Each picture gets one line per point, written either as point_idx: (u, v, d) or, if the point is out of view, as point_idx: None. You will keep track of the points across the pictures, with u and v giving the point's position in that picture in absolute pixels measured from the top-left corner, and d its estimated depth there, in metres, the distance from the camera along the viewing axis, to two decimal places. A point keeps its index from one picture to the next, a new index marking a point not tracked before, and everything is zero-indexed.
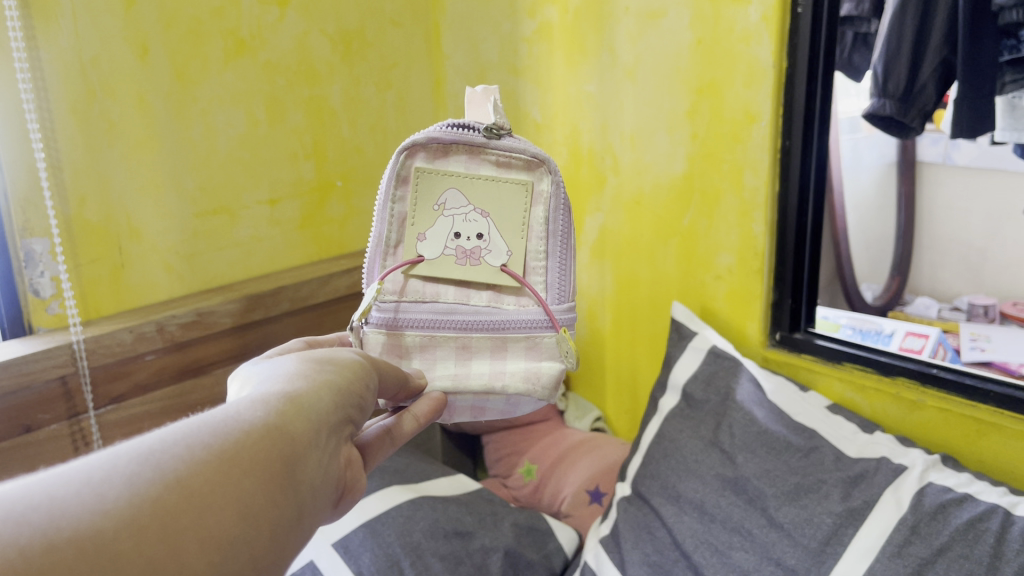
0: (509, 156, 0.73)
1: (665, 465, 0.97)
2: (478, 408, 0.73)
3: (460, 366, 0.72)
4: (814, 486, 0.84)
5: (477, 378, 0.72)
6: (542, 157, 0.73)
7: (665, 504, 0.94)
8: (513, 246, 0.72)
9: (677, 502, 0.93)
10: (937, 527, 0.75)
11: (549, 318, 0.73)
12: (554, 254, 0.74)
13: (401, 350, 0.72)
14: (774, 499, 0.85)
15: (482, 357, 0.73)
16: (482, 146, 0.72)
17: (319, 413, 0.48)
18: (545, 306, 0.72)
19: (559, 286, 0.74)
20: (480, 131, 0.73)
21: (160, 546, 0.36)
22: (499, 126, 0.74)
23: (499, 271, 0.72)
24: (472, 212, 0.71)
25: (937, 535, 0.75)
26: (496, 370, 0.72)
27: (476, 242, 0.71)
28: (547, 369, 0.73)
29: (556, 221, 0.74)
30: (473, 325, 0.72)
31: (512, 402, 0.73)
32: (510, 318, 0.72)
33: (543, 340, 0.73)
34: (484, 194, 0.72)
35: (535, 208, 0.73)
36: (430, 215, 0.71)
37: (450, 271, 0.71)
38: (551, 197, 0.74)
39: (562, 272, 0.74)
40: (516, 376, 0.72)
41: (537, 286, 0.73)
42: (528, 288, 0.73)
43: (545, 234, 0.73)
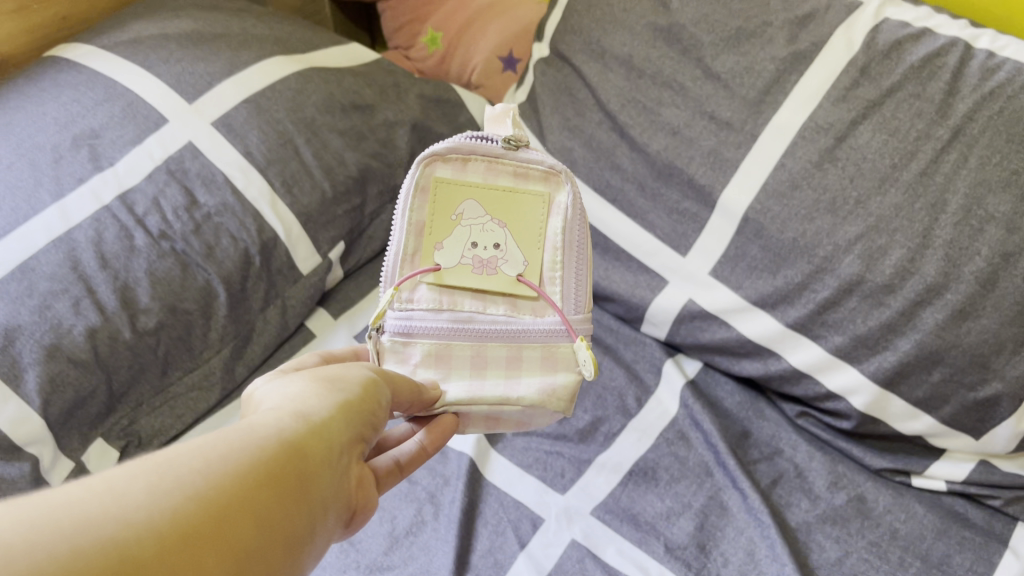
0: (527, 166, 0.60)
1: (589, 17, 0.84)
2: (493, 419, 0.59)
3: (474, 376, 0.58)
4: (758, 30, 0.73)
5: (491, 389, 0.57)
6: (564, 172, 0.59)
7: (588, 63, 0.83)
8: (530, 258, 0.59)
9: (602, 60, 0.82)
10: (889, 66, 0.68)
11: (564, 327, 0.59)
12: (572, 264, 0.60)
13: (409, 358, 0.59)
14: (711, 49, 0.75)
15: (498, 370, 0.59)
16: (500, 156, 0.59)
17: (336, 432, 0.43)
18: (562, 317, 0.59)
19: (577, 294, 0.59)
20: (499, 141, 0.59)
21: (187, 561, 0.32)
22: (518, 135, 0.60)
23: (518, 282, 0.58)
24: (489, 223, 0.58)
25: (887, 76, 0.68)
26: (511, 381, 0.58)
27: (493, 251, 0.58)
28: (562, 381, 0.58)
29: (575, 232, 0.60)
30: (492, 336, 0.58)
31: (527, 413, 0.58)
32: (525, 329, 0.59)
33: (558, 351, 0.59)
34: (504, 203, 0.59)
35: (556, 221, 0.60)
36: (447, 225, 0.59)
37: (465, 280, 0.58)
38: (571, 209, 0.60)
39: (580, 278, 0.60)
40: (531, 389, 0.58)
41: (554, 296, 0.59)
42: (543, 298, 0.59)
43: (562, 246, 0.59)
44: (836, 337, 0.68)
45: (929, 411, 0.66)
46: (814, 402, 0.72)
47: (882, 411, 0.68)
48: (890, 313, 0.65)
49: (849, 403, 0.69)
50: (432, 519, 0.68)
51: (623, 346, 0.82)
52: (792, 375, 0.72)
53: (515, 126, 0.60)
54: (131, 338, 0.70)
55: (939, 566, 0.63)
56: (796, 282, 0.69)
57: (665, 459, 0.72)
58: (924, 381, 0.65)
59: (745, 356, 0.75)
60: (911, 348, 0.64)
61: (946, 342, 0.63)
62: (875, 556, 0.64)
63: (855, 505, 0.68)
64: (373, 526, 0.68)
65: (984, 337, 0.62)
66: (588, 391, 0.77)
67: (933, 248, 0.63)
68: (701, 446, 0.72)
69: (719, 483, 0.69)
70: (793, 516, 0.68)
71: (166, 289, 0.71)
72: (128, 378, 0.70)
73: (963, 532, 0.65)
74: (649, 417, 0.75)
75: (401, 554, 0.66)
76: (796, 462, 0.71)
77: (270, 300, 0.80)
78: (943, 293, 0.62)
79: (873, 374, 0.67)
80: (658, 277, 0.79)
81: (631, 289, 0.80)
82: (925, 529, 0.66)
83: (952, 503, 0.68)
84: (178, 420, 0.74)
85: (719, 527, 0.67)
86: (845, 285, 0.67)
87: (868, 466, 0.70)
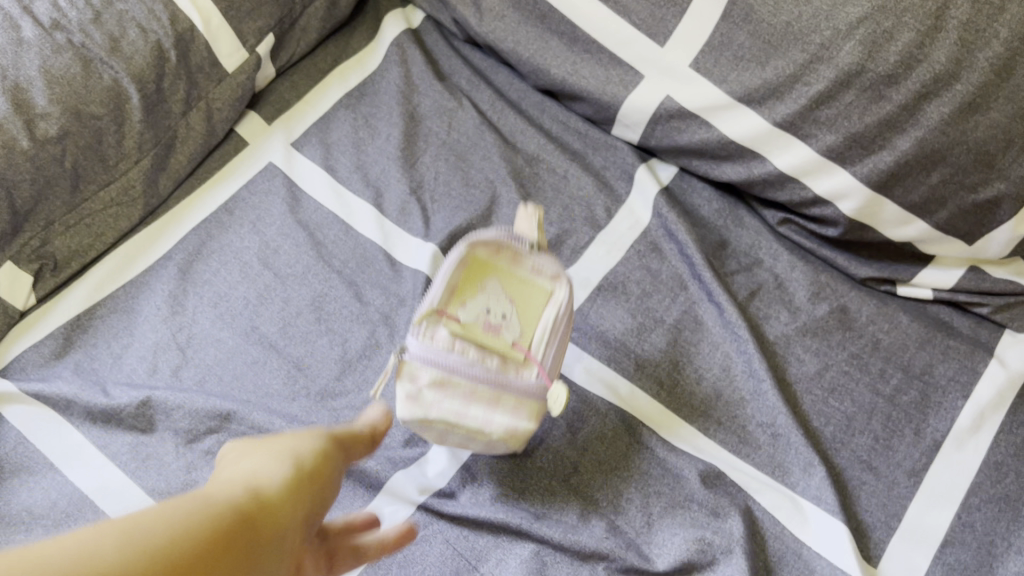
0: (539, 261, 0.60)
1: None
2: (462, 445, 0.56)
3: (459, 403, 0.54)
4: None
5: (469, 417, 0.54)
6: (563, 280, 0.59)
7: None
8: (526, 331, 0.59)
9: None
10: None
11: (543, 389, 0.55)
12: (554, 344, 0.57)
13: (417, 377, 0.55)
14: None
15: (480, 399, 0.54)
16: (528, 255, 0.59)
17: (275, 505, 0.39)
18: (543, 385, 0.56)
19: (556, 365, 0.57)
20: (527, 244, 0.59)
21: None
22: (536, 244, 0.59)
23: (512, 348, 0.58)
24: (500, 312, 0.59)
25: None
26: (484, 419, 0.54)
27: (501, 320, 0.59)
28: (526, 423, 0.55)
29: (561, 326, 0.58)
30: (483, 378, 0.54)
31: (491, 449, 0.56)
32: (509, 386, 0.54)
33: (534, 403, 0.55)
34: (518, 293, 0.60)
35: (549, 315, 0.59)
36: (475, 292, 0.59)
37: (473, 336, 0.58)
38: (567, 308, 0.59)
39: (560, 350, 0.58)
40: (505, 424, 0.54)
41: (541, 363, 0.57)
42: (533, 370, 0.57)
43: (549, 339, 0.57)
44: (828, 137, 0.61)
45: (923, 217, 0.61)
46: (799, 208, 0.66)
47: (872, 217, 0.62)
48: (890, 108, 0.57)
49: (837, 209, 0.63)
50: (386, 343, 0.62)
51: (591, 151, 0.74)
52: (778, 180, 0.65)
53: (539, 231, 0.60)
54: (30, 147, 0.60)
55: (921, 376, 0.61)
56: (788, 74, 0.61)
57: (635, 273, 0.66)
58: (922, 184, 0.59)
59: (726, 159, 0.67)
60: (911, 146, 0.58)
61: (951, 139, 0.57)
62: (855, 368, 0.61)
63: (837, 316, 0.63)
64: (321, 350, 0.62)
65: (992, 133, 0.56)
66: (552, 201, 0.70)
67: (945, 32, 0.54)
68: (676, 259, 0.66)
69: (694, 295, 0.64)
70: (772, 328, 0.63)
71: (67, 90, 0.62)
72: (33, 194, 0.61)
73: (949, 341, 0.62)
74: (620, 227, 0.69)
75: (354, 378, 0.61)
76: (775, 272, 0.66)
77: (191, 104, 0.69)
78: (953, 84, 0.55)
79: (866, 177, 0.60)
80: (632, 70, 0.68)
81: (600, 87, 0.70)
82: (909, 339, 0.62)
83: (937, 312, 0.65)
84: (97, 239, 0.66)
85: (694, 343, 0.63)
86: (842, 77, 0.58)
87: (852, 276, 0.66)
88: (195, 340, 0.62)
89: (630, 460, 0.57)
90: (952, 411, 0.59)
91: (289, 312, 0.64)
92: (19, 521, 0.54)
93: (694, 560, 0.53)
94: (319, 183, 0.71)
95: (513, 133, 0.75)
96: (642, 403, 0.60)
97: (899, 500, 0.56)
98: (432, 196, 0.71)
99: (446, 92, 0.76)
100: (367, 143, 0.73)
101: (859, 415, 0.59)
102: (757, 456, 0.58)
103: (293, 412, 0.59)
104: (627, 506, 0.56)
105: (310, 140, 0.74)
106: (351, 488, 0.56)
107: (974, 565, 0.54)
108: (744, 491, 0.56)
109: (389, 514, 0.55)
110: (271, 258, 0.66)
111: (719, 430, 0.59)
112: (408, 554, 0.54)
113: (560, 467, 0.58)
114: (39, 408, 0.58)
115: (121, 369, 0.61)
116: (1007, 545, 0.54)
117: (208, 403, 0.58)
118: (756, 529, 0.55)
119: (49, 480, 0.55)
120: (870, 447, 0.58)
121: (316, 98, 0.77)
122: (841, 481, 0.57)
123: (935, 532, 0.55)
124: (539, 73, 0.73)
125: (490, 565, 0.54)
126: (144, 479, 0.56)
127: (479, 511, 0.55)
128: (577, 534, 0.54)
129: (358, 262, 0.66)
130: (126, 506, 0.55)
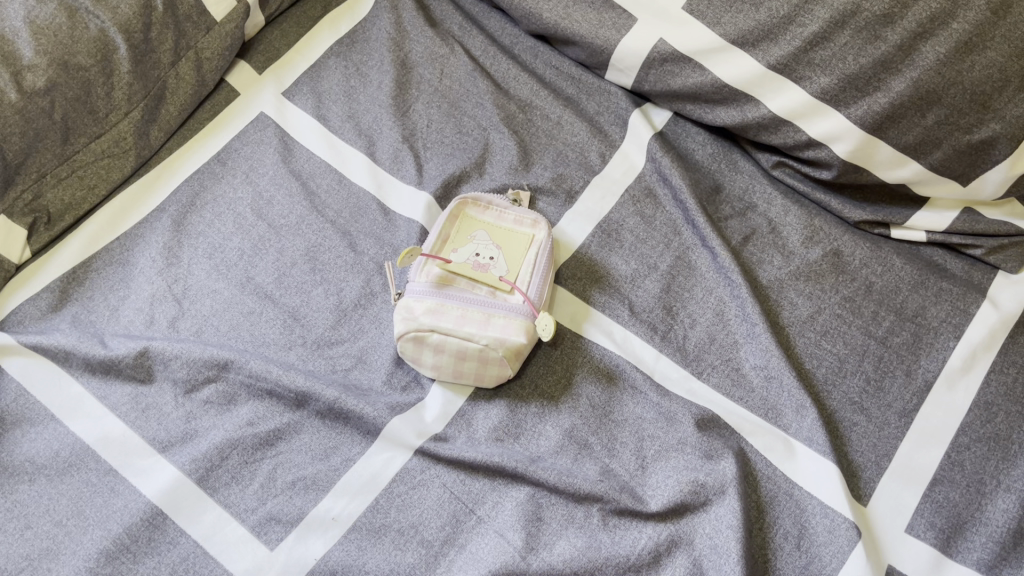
0: (513, 211, 0.64)
1: None
2: (459, 374, 0.58)
3: (451, 321, 0.57)
4: None
5: (458, 329, 0.57)
6: (547, 223, 0.62)
7: None
8: (511, 267, 0.61)
9: None
10: None
11: (528, 308, 0.59)
12: (539, 270, 0.60)
13: (414, 308, 0.58)
14: None
15: (470, 320, 0.58)
16: (507, 205, 0.64)
17: None
18: (530, 303, 0.59)
19: (541, 288, 0.60)
20: (507, 197, 0.65)
21: None
22: (518, 197, 0.66)
23: (500, 282, 0.60)
24: (487, 248, 0.62)
25: None
26: (475, 331, 0.57)
27: (489, 259, 0.61)
28: (516, 336, 0.57)
29: (544, 255, 0.61)
30: (472, 301, 0.59)
31: (485, 365, 0.57)
32: (496, 306, 0.59)
33: (522, 318, 0.58)
34: (505, 236, 0.63)
35: (533, 254, 0.62)
36: (463, 243, 0.62)
37: (462, 270, 0.60)
38: (548, 243, 0.62)
39: (545, 278, 0.60)
40: (495, 335, 0.57)
41: (526, 290, 0.60)
42: (519, 292, 0.60)
43: (534, 268, 0.61)
44: (823, 78, 0.60)
45: (917, 158, 0.60)
46: (793, 152, 0.65)
47: (866, 158, 0.61)
48: (886, 49, 0.57)
49: (831, 151, 0.62)
50: (381, 292, 0.63)
51: (585, 97, 0.73)
52: (772, 123, 0.64)
53: (514, 190, 0.67)
54: (18, 99, 0.60)
55: (914, 318, 0.61)
56: (782, 15, 0.60)
57: (630, 219, 0.66)
58: (916, 125, 0.59)
59: (720, 103, 0.66)
60: (907, 87, 0.57)
61: (947, 79, 0.56)
62: (848, 311, 0.61)
63: (830, 259, 0.63)
64: (316, 300, 0.62)
65: (989, 72, 0.56)
66: (546, 147, 0.70)
67: None
68: (669, 205, 0.66)
69: (687, 241, 0.65)
70: (765, 273, 0.63)
71: (52, 41, 0.62)
72: (23, 146, 0.61)
73: (942, 283, 0.62)
74: (614, 173, 0.68)
75: (350, 327, 0.62)
76: (769, 217, 0.66)
77: (180, 53, 0.68)
78: (949, 22, 0.55)
79: (861, 119, 0.59)
80: (626, 13, 0.67)
81: (593, 31, 0.69)
82: (902, 282, 0.62)
83: (931, 254, 0.65)
84: (89, 192, 0.65)
85: (687, 288, 0.63)
86: (838, 16, 0.58)
87: (846, 219, 0.66)
88: (191, 292, 0.63)
89: (624, 405, 0.58)
90: (943, 353, 0.60)
91: (284, 263, 0.64)
92: (23, 471, 0.55)
93: (687, 501, 0.54)
94: (311, 133, 0.70)
95: (506, 79, 0.74)
96: (636, 349, 0.60)
97: (889, 441, 0.57)
98: (425, 144, 0.70)
99: (438, 38, 0.75)
100: (359, 91, 0.73)
101: (851, 357, 0.60)
102: (750, 398, 0.58)
103: (290, 362, 0.60)
104: (621, 449, 0.56)
105: (302, 88, 0.73)
106: (350, 435, 0.57)
107: (963, 503, 0.55)
108: (737, 433, 0.57)
109: (386, 460, 0.56)
110: (264, 208, 0.66)
111: (713, 373, 0.60)
112: (405, 498, 0.55)
113: (555, 412, 0.58)
114: (38, 360, 0.58)
115: (118, 321, 0.62)
116: (996, 483, 0.55)
117: (205, 352, 0.58)
118: (749, 470, 0.56)
119: (50, 431, 0.56)
120: (862, 389, 0.59)
121: (307, 47, 0.75)
122: (833, 423, 0.58)
123: (925, 471, 0.56)
124: (532, 17, 0.72)
125: (486, 508, 0.55)
126: (145, 430, 0.57)
127: (476, 454, 0.55)
128: (572, 476, 0.54)
129: (351, 212, 0.66)
130: (128, 455, 0.56)
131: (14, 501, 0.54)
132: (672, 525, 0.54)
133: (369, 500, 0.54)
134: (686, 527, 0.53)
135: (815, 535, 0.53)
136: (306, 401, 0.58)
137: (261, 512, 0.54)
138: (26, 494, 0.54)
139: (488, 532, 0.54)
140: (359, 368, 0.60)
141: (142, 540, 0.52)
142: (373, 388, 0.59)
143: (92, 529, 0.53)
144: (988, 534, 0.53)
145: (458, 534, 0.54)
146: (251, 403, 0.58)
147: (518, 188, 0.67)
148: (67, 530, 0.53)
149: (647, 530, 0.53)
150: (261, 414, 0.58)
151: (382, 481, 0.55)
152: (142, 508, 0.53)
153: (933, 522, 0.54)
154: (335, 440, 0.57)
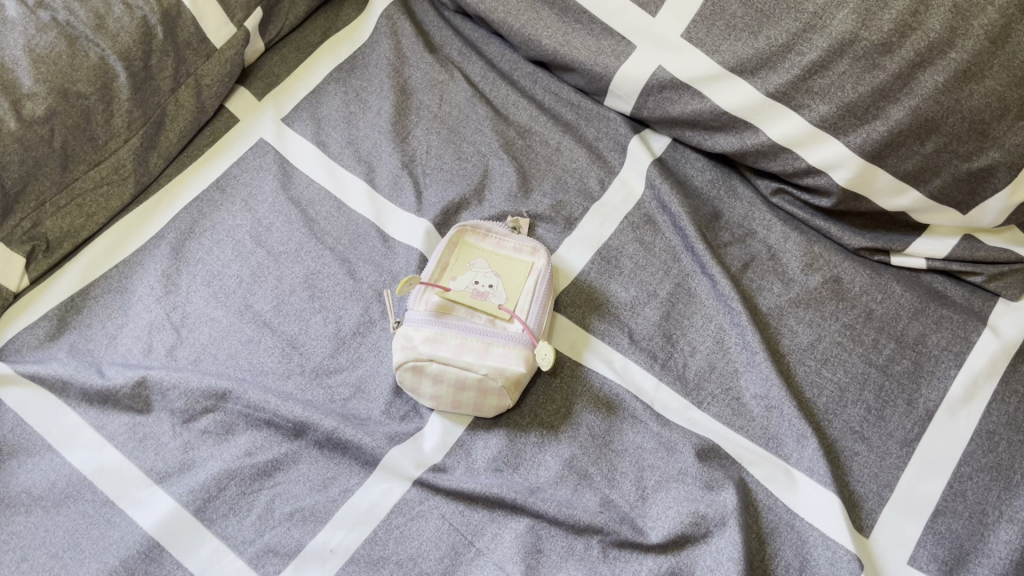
0: (512, 240, 0.64)
1: None
2: (456, 404, 0.57)
3: (450, 351, 0.57)
4: None
5: (458, 358, 0.57)
6: (546, 252, 0.62)
7: None
8: (511, 296, 0.61)
9: None
10: None
11: (527, 337, 0.58)
12: (538, 298, 0.60)
13: (413, 337, 0.58)
14: None
15: (469, 350, 0.57)
16: (506, 233, 0.64)
17: None
18: (529, 331, 0.59)
19: (540, 317, 0.60)
20: (506, 225, 0.65)
21: None
22: (517, 224, 0.66)
23: (499, 310, 0.60)
24: (486, 277, 0.62)
25: None
26: (473, 360, 0.57)
27: (488, 288, 0.61)
28: (515, 365, 0.57)
29: (544, 284, 0.61)
30: (471, 330, 0.58)
31: (484, 395, 0.57)
32: (496, 334, 0.58)
33: (521, 347, 0.58)
34: (504, 264, 0.63)
35: (532, 282, 0.62)
36: (462, 271, 0.62)
37: (461, 299, 0.60)
38: (546, 271, 0.62)
39: (545, 306, 0.60)
40: (494, 364, 0.57)
41: (525, 318, 0.60)
42: (518, 320, 0.60)
43: (533, 296, 0.61)
44: (821, 106, 0.60)
45: (917, 186, 0.60)
46: (792, 179, 0.65)
47: (865, 186, 0.61)
48: (884, 78, 0.57)
49: (831, 178, 0.62)
50: (380, 320, 0.63)
51: (584, 123, 0.73)
52: (771, 150, 0.64)
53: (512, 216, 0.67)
54: (17, 128, 0.60)
55: (915, 346, 0.61)
56: (781, 43, 0.60)
57: (630, 246, 0.66)
58: (915, 153, 0.59)
59: (720, 129, 0.66)
60: (905, 115, 0.57)
61: (946, 108, 0.56)
62: (849, 339, 0.61)
63: (830, 286, 0.63)
64: (315, 328, 0.62)
65: (987, 101, 0.56)
66: (545, 173, 0.70)
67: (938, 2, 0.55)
68: (669, 231, 0.66)
69: (687, 268, 0.64)
70: (764, 300, 0.63)
71: (51, 69, 0.62)
72: (22, 174, 0.61)
73: (942, 310, 0.62)
74: (614, 199, 0.68)
75: (349, 355, 0.61)
76: (769, 243, 0.66)
77: (180, 80, 0.68)
78: (947, 52, 0.55)
79: (860, 146, 0.59)
80: (626, 40, 0.67)
81: (592, 59, 0.69)
82: (902, 309, 0.62)
83: (931, 281, 0.64)
84: (88, 218, 0.65)
85: (687, 316, 0.63)
86: (836, 46, 0.58)
87: (847, 246, 0.65)
88: (189, 320, 0.63)
89: (624, 434, 0.58)
90: (944, 381, 0.59)
91: (282, 290, 0.64)
92: (19, 502, 0.54)
93: (687, 533, 0.53)
94: (310, 160, 0.70)
95: (505, 105, 0.74)
96: (636, 377, 0.60)
97: (891, 470, 0.57)
98: (425, 170, 0.70)
99: (438, 64, 0.75)
100: (359, 117, 0.73)
101: (851, 386, 0.59)
102: (751, 427, 0.58)
103: (289, 391, 0.59)
104: (620, 480, 0.56)
105: (301, 114, 0.73)
106: (348, 465, 0.57)
107: (965, 534, 0.54)
108: (738, 463, 0.57)
109: (384, 491, 0.55)
110: (263, 235, 0.66)
111: (713, 403, 0.59)
112: (404, 529, 0.54)
113: (555, 442, 0.58)
114: (36, 389, 0.58)
115: (116, 349, 0.61)
116: (998, 514, 0.55)
117: (204, 382, 0.58)
118: (750, 500, 0.55)
119: (48, 461, 0.56)
120: (862, 418, 0.58)
121: (307, 73, 0.76)
122: (834, 453, 0.57)
123: (927, 502, 0.55)
124: (531, 44, 0.72)
125: (485, 540, 0.54)
126: (142, 460, 0.56)
127: (475, 486, 0.55)
128: (571, 508, 0.54)
129: (351, 238, 0.66)
130: (125, 485, 0.55)
131: (10, 533, 0.53)
132: (673, 557, 0.53)
133: (368, 532, 0.54)
134: (687, 559, 0.53)
135: (816, 567, 0.53)
136: (305, 431, 0.57)
137: (259, 544, 0.54)
138: (23, 525, 0.54)
139: (487, 563, 0.53)
140: (357, 398, 0.60)
141: (138, 572, 0.52)
142: (372, 417, 0.59)
143: (88, 561, 0.52)
144: (991, 565, 0.53)
145: (456, 566, 0.53)
146: (250, 433, 0.58)
147: (518, 215, 0.67)
148: (64, 563, 0.52)
149: (647, 562, 0.53)
150: (259, 444, 0.57)
151: (381, 512, 0.55)
152: (139, 540, 0.53)
153: (935, 553, 0.54)
154: (333, 470, 0.57)
